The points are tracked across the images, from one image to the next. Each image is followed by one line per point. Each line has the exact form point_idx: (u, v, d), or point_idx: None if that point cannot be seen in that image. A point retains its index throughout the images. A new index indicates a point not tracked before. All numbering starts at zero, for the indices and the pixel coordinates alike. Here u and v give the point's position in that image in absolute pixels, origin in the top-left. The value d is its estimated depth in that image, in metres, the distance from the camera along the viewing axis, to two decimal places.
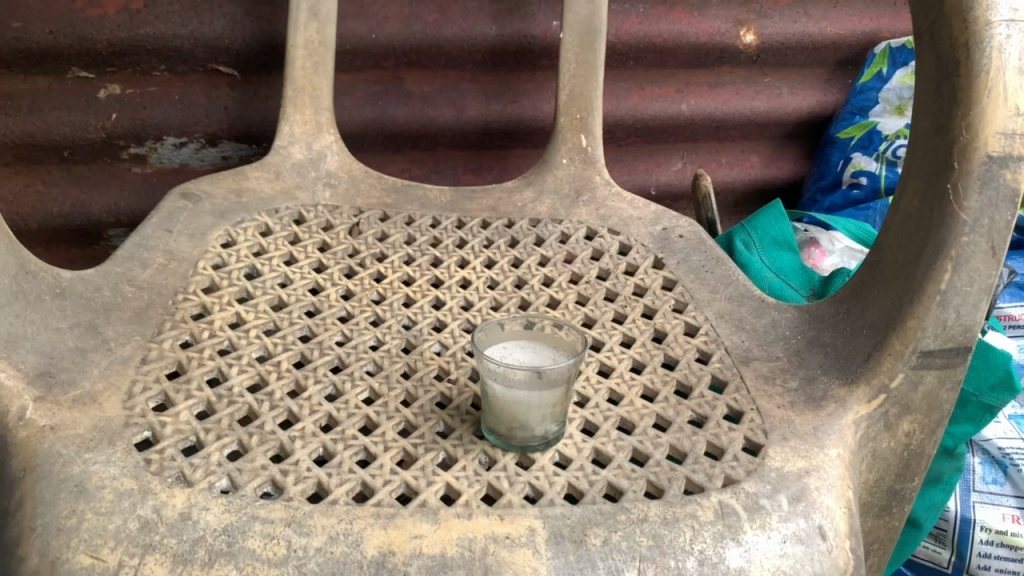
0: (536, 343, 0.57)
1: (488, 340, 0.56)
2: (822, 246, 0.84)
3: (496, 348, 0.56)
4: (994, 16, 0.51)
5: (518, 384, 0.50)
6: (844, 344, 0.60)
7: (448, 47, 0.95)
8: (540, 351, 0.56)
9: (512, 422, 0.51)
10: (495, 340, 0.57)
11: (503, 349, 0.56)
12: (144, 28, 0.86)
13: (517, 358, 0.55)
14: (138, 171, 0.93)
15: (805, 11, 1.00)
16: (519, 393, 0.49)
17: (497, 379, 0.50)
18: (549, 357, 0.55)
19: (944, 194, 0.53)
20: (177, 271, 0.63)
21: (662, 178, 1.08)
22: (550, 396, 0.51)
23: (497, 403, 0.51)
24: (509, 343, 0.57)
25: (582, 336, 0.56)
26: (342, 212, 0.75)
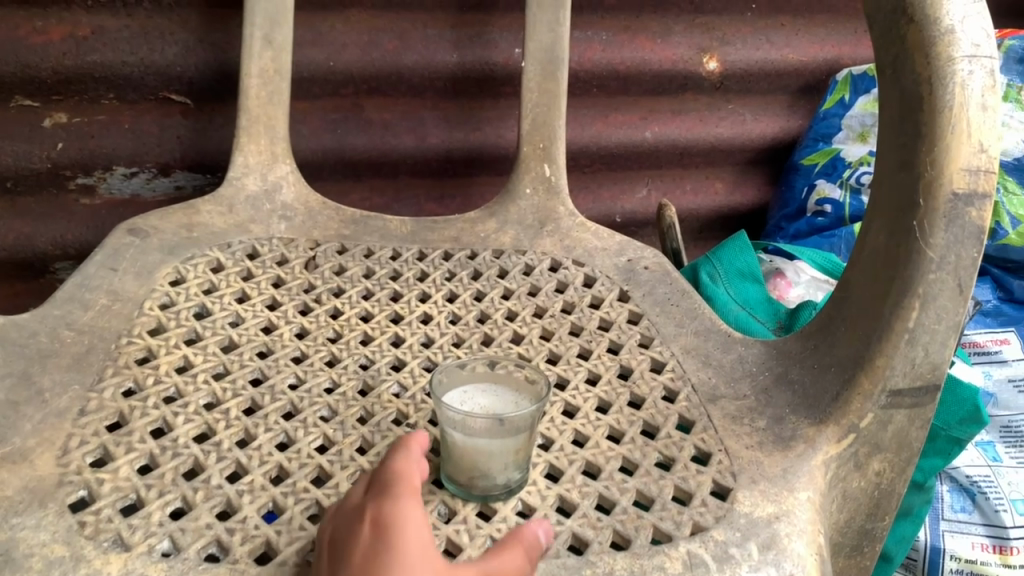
0: (496, 387, 0.55)
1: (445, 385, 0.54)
2: (788, 277, 0.84)
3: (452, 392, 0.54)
4: (957, 52, 0.51)
5: (478, 433, 0.48)
6: (812, 382, 0.58)
7: (408, 74, 0.93)
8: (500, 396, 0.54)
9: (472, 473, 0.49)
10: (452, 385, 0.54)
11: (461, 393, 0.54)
12: (91, 56, 0.83)
13: (475, 405, 0.53)
14: (86, 203, 0.90)
15: (767, 38, 1.00)
16: (480, 442, 0.47)
17: (457, 427, 0.49)
18: (511, 401, 0.53)
19: (910, 231, 0.52)
20: (122, 312, 0.60)
21: (628, 206, 1.07)
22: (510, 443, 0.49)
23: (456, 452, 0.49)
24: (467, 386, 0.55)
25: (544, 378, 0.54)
26: (297, 246, 0.72)
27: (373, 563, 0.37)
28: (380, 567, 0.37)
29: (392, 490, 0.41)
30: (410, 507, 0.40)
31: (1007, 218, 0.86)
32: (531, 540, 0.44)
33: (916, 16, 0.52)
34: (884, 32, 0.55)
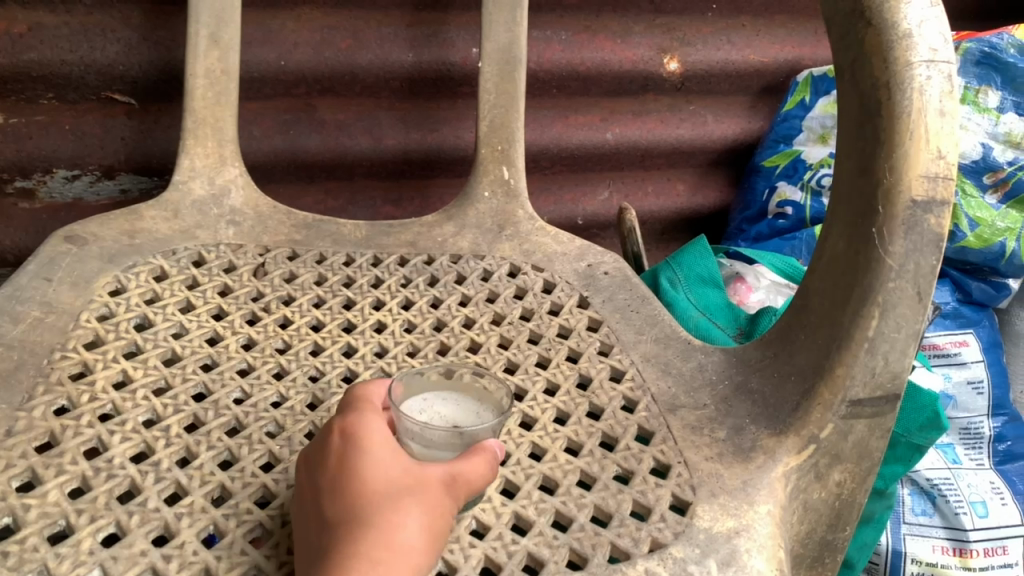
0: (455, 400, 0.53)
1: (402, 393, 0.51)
2: (749, 281, 0.83)
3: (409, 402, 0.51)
4: (915, 57, 0.50)
5: (437, 445, 0.45)
6: (772, 392, 0.57)
7: (363, 74, 0.91)
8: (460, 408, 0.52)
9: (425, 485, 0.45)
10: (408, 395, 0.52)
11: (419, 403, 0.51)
12: (28, 54, 0.79)
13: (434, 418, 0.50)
14: (25, 207, 0.86)
15: (728, 39, 0.99)
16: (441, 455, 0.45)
17: (414, 438, 0.45)
18: (470, 412, 0.51)
19: (869, 238, 0.51)
20: (55, 325, 0.57)
21: (589, 208, 1.05)
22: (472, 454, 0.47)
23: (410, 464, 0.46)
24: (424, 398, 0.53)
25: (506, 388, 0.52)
26: (246, 252, 0.70)
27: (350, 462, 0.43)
28: (350, 457, 0.43)
29: (358, 408, 0.47)
30: (373, 420, 0.45)
31: (965, 221, 0.86)
32: (485, 448, 0.46)
33: (875, 20, 0.51)
34: (843, 35, 0.54)
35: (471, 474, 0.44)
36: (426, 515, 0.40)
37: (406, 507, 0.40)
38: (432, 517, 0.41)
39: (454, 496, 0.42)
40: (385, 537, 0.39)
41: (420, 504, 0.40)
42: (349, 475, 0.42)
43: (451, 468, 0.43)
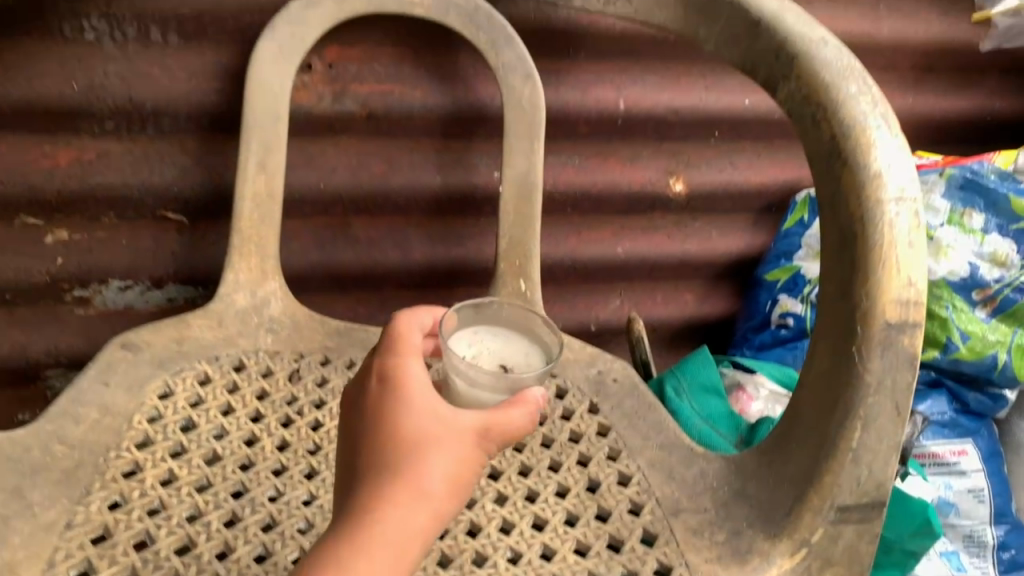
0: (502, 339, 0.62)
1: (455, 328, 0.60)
2: (749, 391, 0.87)
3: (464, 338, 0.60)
4: (885, 195, 0.57)
5: (481, 386, 0.54)
6: (765, 497, 0.61)
7: (394, 195, 0.99)
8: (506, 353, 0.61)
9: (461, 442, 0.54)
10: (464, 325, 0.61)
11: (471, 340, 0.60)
12: (95, 177, 0.88)
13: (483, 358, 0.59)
14: (80, 313, 0.95)
15: (730, 162, 1.07)
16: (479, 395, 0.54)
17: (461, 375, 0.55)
18: (519, 358, 0.60)
19: (850, 356, 0.56)
20: (111, 426, 0.63)
21: (601, 315, 1.12)
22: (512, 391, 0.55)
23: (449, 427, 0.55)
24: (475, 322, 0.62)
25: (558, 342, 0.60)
26: (282, 357, 0.75)
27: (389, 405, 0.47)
28: (387, 402, 0.47)
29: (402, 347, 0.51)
30: (410, 364, 0.49)
31: (957, 333, 0.90)
32: (523, 401, 0.50)
33: (851, 161, 0.59)
34: (824, 173, 0.61)
35: (501, 428, 0.48)
36: (454, 466, 0.45)
37: (434, 457, 0.44)
38: (459, 467, 0.45)
39: (481, 448, 0.47)
40: (414, 487, 0.43)
41: (448, 455, 0.45)
42: (386, 419, 0.46)
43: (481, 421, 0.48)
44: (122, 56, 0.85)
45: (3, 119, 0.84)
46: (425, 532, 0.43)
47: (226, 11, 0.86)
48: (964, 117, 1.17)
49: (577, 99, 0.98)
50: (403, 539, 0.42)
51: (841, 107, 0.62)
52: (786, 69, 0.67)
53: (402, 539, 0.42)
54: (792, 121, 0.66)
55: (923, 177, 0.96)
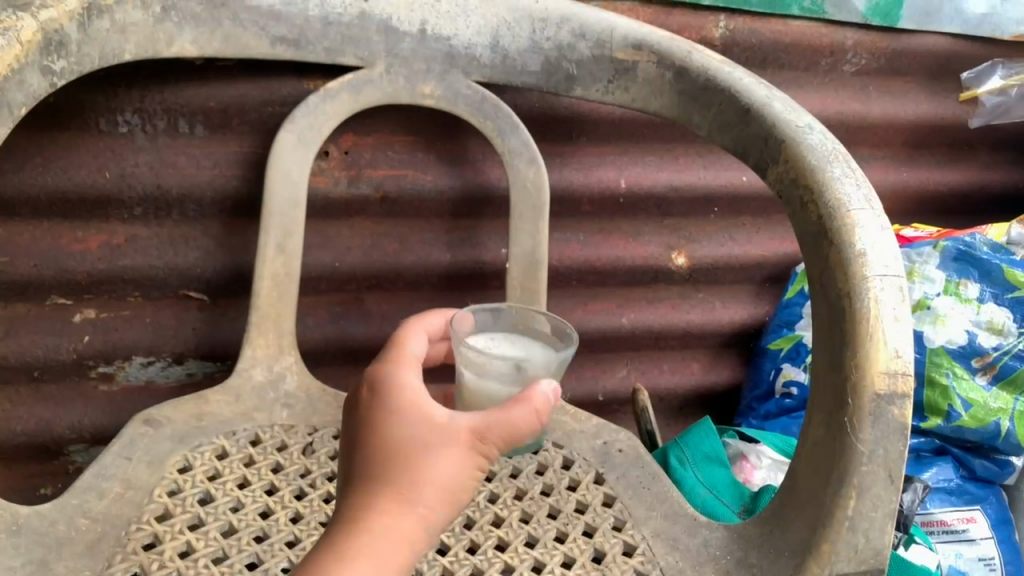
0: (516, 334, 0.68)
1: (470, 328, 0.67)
2: (751, 459, 0.89)
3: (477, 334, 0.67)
4: (869, 271, 0.60)
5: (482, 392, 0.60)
6: (767, 567, 0.63)
7: (406, 272, 1.03)
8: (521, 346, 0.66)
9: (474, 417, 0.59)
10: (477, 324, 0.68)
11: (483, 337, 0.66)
12: (123, 260, 0.94)
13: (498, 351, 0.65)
14: (104, 389, 0.98)
15: (730, 236, 1.11)
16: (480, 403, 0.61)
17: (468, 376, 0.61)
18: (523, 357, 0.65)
19: (842, 426, 0.58)
20: (133, 499, 0.66)
21: (608, 385, 1.14)
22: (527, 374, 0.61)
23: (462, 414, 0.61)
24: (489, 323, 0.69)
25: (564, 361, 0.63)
26: (296, 431, 0.77)
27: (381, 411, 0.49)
28: (379, 411, 0.48)
29: (398, 355, 0.54)
30: (406, 372, 0.51)
31: (958, 401, 0.93)
32: (534, 400, 0.51)
33: (836, 240, 0.62)
34: (812, 252, 0.65)
35: (500, 428, 0.49)
36: (446, 468, 0.46)
37: (426, 461, 0.46)
38: (452, 468, 0.47)
39: (477, 450, 0.48)
40: (403, 492, 0.45)
41: (440, 458, 0.46)
42: (378, 427, 0.48)
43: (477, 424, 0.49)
44: (152, 147, 0.90)
45: (39, 207, 0.89)
46: (415, 534, 0.45)
47: (249, 105, 0.92)
48: (958, 190, 1.20)
49: (580, 180, 1.03)
50: (392, 541, 0.44)
51: (826, 189, 0.65)
52: (775, 153, 0.72)
53: (390, 541, 0.44)
54: (782, 203, 0.70)
55: (917, 250, 0.98)
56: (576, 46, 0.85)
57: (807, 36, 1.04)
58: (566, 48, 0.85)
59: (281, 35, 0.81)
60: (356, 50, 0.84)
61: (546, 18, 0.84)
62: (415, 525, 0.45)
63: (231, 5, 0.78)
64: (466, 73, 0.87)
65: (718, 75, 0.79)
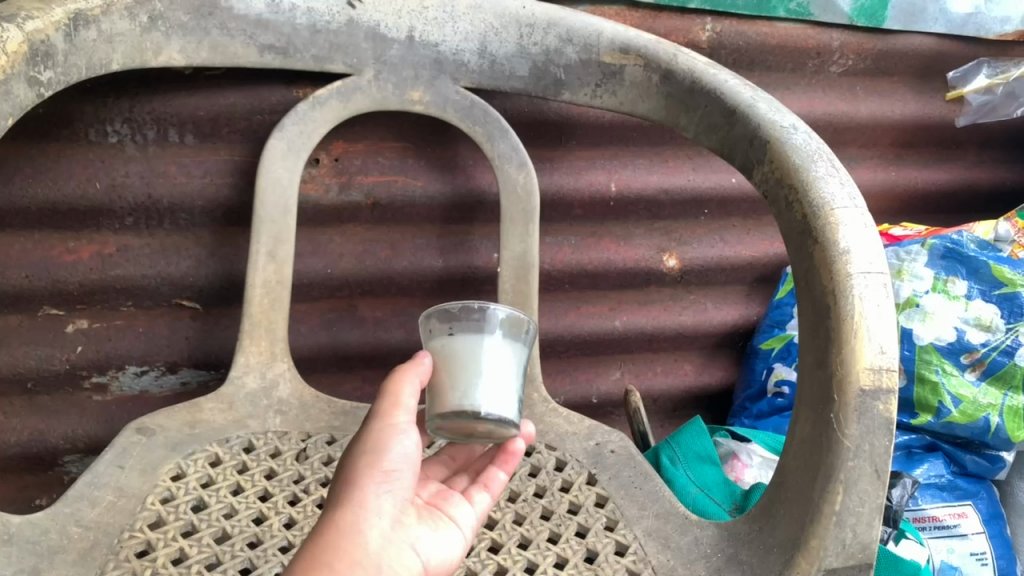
0: (457, 334, 0.59)
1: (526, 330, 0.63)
2: (743, 458, 0.90)
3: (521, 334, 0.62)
4: (851, 269, 0.61)
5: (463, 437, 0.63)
6: (758, 563, 0.63)
7: (398, 278, 1.03)
8: (464, 360, 0.58)
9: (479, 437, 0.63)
10: (519, 319, 0.61)
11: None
12: (115, 270, 0.94)
13: (512, 369, 0.61)
14: (98, 399, 0.99)
15: (721, 237, 1.12)
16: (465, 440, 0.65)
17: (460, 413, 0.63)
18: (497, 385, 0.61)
19: (829, 421, 0.59)
20: (126, 508, 0.66)
21: (602, 387, 1.14)
22: (434, 407, 0.59)
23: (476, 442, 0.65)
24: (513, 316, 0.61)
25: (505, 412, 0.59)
26: (290, 437, 0.77)
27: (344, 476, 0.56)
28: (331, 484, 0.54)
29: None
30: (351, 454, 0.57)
31: (948, 398, 0.93)
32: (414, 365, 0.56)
33: (820, 239, 0.63)
34: (797, 251, 0.65)
35: (388, 399, 0.53)
36: (355, 456, 0.51)
37: (345, 466, 0.51)
38: (360, 452, 0.51)
39: (381, 422, 0.51)
40: (332, 502, 0.49)
41: (352, 453, 0.51)
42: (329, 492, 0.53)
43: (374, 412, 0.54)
44: (142, 156, 0.91)
45: (30, 218, 0.90)
46: (345, 521, 0.47)
47: (239, 114, 0.92)
48: (948, 189, 1.21)
49: (570, 183, 1.04)
50: (324, 537, 0.46)
51: (810, 188, 0.66)
52: (760, 154, 0.72)
53: (322, 538, 0.46)
54: (767, 203, 0.70)
55: (906, 249, 0.99)
56: (564, 50, 0.86)
57: (793, 38, 1.05)
58: (553, 52, 0.86)
59: (269, 43, 0.82)
60: (345, 57, 0.84)
61: (534, 23, 0.85)
62: (345, 514, 0.47)
63: (220, 14, 0.78)
64: (454, 79, 0.87)
65: (703, 77, 0.80)
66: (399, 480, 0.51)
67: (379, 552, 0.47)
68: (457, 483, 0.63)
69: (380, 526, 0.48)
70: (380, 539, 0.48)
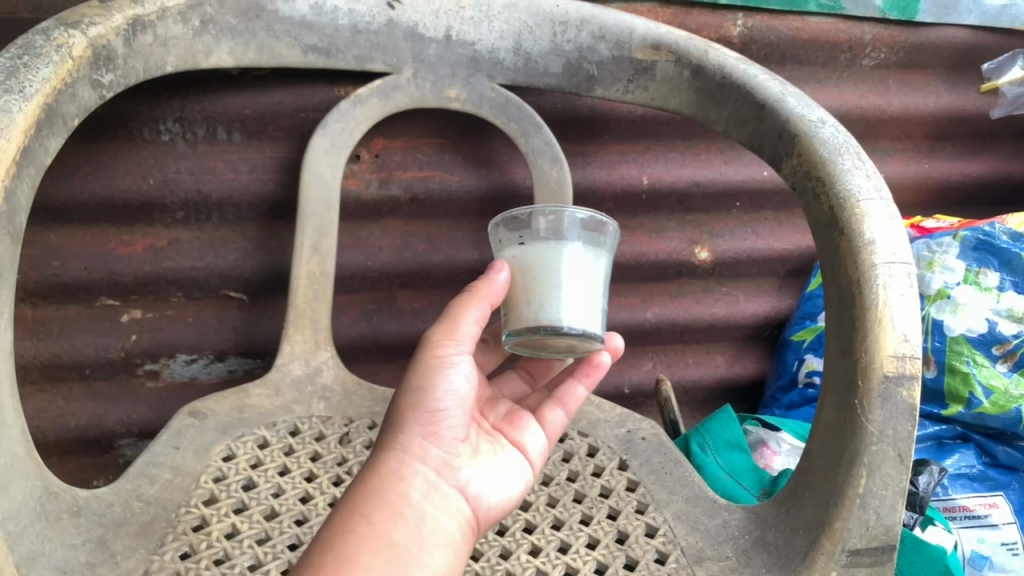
0: (529, 245, 0.62)
1: (606, 233, 0.65)
2: (772, 446, 0.92)
3: (600, 239, 0.64)
4: (877, 258, 0.62)
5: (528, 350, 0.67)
6: (784, 545, 0.65)
7: (435, 270, 1.07)
8: (538, 273, 0.61)
9: (561, 352, 0.68)
10: (595, 224, 0.63)
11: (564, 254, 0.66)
12: (167, 262, 0.98)
13: (589, 281, 0.63)
14: (151, 385, 1.03)
15: (752, 231, 1.13)
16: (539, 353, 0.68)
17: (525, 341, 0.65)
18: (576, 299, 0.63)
19: (853, 407, 0.60)
20: (182, 485, 0.70)
21: (634, 377, 1.17)
22: (515, 321, 0.63)
23: (556, 356, 0.69)
24: (587, 221, 0.63)
25: (584, 332, 0.62)
26: (333, 422, 0.81)
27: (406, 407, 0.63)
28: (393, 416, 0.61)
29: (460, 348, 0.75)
30: None
31: (979, 388, 0.94)
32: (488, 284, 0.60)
33: (847, 229, 0.65)
34: (825, 242, 0.67)
35: (442, 331, 0.57)
36: (404, 395, 0.56)
37: (396, 406, 0.57)
38: (409, 390, 0.56)
39: (430, 359, 0.56)
40: (383, 442, 0.56)
41: (402, 392, 0.57)
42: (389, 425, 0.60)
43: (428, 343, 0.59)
44: (192, 154, 0.95)
45: (88, 213, 0.94)
46: (391, 466, 0.54)
47: (284, 112, 0.96)
48: (983, 181, 1.21)
49: (603, 177, 1.06)
50: (370, 482, 0.53)
51: (837, 180, 0.67)
52: (788, 147, 0.74)
53: (370, 482, 0.53)
54: (795, 194, 0.72)
55: (937, 240, 1.00)
56: (596, 47, 0.88)
57: (825, 32, 1.06)
58: (587, 49, 0.88)
59: (312, 44, 0.85)
60: (384, 57, 0.88)
61: (567, 21, 0.87)
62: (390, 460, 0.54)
63: (266, 17, 0.82)
64: (490, 76, 0.90)
65: (733, 73, 0.81)
66: (444, 420, 0.56)
67: (421, 491, 0.53)
68: (532, 401, 0.73)
69: (425, 471, 0.54)
70: (421, 481, 0.54)
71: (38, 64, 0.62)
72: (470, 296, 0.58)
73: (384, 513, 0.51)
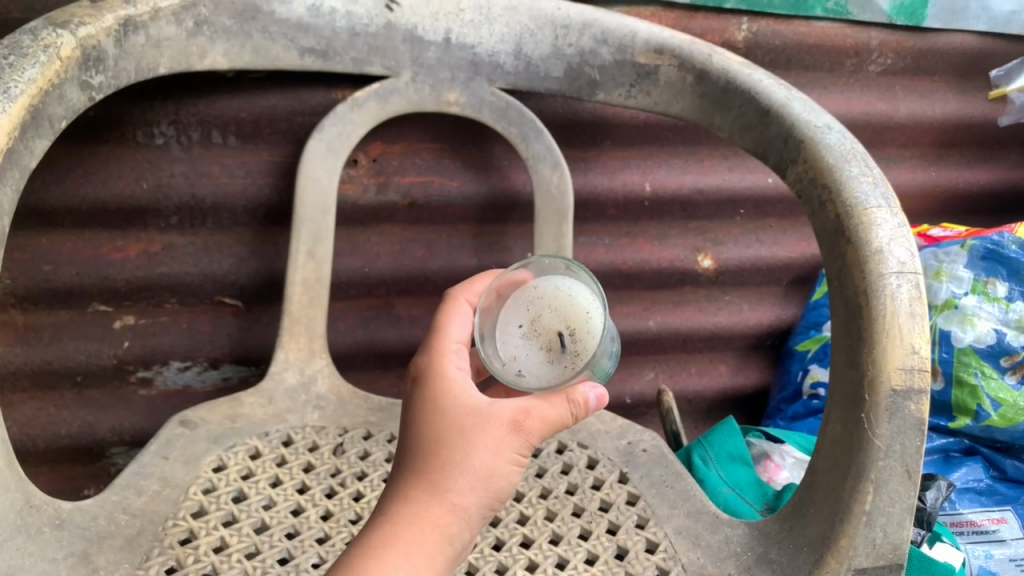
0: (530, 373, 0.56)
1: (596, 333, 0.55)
2: (776, 459, 0.90)
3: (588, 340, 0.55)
4: (885, 269, 0.61)
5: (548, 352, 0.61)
6: (787, 562, 0.63)
7: (433, 277, 1.05)
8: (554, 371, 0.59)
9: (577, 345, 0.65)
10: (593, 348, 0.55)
11: (534, 292, 0.57)
12: (161, 268, 0.97)
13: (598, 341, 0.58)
14: (143, 393, 1.02)
15: (756, 238, 1.11)
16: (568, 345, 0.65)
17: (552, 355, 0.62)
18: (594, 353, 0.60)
19: (859, 422, 0.59)
20: (170, 497, 0.69)
21: (635, 387, 1.15)
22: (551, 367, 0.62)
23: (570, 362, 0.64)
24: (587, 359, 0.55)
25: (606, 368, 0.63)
26: (327, 432, 0.79)
27: (441, 413, 0.53)
28: (428, 405, 0.54)
29: (438, 342, 0.58)
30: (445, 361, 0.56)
31: (987, 400, 0.92)
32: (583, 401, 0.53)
33: (853, 239, 0.63)
34: (832, 252, 0.65)
35: None
36: (483, 461, 0.51)
37: (462, 450, 0.51)
38: (489, 459, 0.51)
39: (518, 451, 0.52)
40: (445, 491, 0.51)
41: (476, 450, 0.51)
42: (427, 419, 0.53)
43: (522, 424, 0.52)
44: (187, 157, 0.94)
45: (80, 218, 0.93)
46: (447, 528, 0.50)
47: (281, 115, 0.95)
48: (991, 190, 1.19)
49: (605, 183, 1.04)
50: (428, 536, 0.49)
51: (843, 188, 0.66)
52: (794, 154, 0.72)
53: (424, 535, 0.49)
54: (801, 202, 0.71)
55: (945, 249, 0.98)
56: (598, 51, 0.86)
57: (830, 37, 1.04)
58: (588, 53, 0.86)
59: (309, 47, 0.84)
60: (383, 60, 0.86)
61: (569, 25, 0.85)
62: (449, 522, 0.50)
63: (262, 18, 0.80)
64: (490, 80, 0.88)
65: (738, 77, 0.80)
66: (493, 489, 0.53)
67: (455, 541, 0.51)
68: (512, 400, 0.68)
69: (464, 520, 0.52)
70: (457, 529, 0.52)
71: (24, 65, 0.61)
72: (567, 414, 0.53)
73: (428, 556, 0.49)
